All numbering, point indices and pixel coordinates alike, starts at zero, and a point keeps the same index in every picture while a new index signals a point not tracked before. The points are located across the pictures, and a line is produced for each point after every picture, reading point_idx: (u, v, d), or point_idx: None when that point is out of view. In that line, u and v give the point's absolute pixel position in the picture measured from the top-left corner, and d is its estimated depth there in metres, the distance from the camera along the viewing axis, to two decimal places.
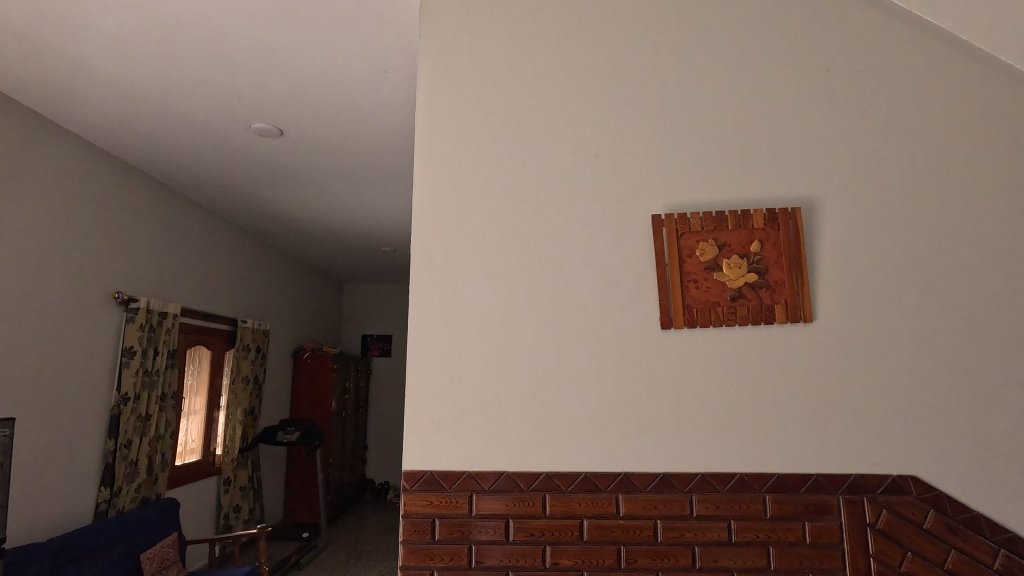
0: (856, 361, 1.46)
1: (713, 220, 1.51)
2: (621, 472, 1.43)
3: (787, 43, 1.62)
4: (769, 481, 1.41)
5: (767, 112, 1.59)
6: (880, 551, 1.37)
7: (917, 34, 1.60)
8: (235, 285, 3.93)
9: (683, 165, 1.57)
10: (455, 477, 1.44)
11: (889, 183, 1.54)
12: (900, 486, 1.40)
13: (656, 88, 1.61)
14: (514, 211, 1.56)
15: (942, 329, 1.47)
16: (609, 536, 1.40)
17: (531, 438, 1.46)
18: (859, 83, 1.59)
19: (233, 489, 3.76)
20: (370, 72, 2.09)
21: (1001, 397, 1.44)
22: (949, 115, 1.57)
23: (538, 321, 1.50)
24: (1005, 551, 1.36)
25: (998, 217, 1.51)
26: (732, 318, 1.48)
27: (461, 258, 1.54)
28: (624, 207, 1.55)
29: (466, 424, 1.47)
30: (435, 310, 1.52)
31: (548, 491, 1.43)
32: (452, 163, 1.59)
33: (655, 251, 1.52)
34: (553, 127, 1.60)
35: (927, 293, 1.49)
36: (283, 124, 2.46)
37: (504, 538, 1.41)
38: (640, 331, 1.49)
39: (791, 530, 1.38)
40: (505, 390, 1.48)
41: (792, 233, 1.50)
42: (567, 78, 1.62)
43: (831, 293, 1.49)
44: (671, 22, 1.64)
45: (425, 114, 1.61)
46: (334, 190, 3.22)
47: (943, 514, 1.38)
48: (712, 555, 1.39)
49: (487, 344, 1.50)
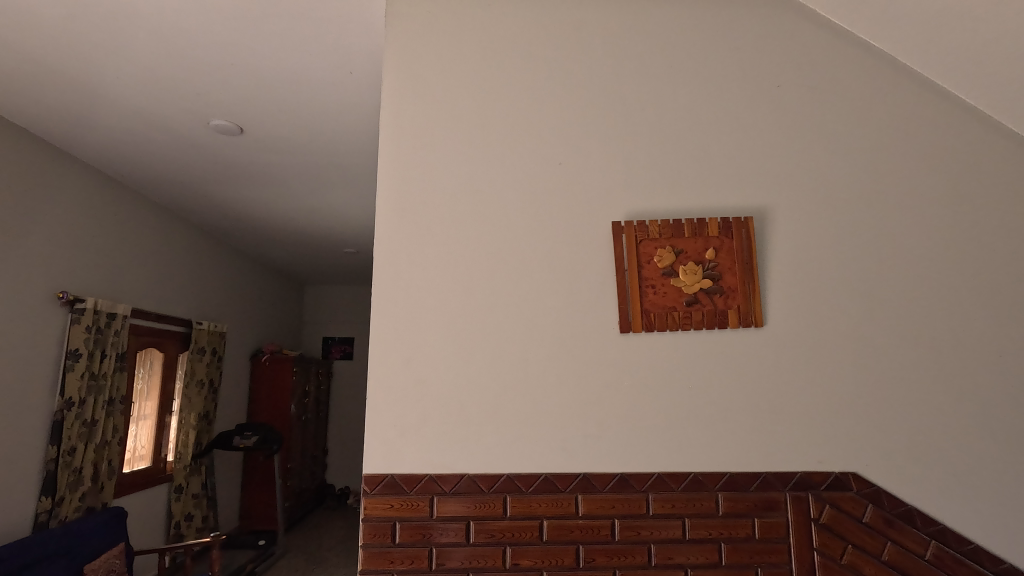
0: (804, 365, 1.53)
1: (671, 227, 1.56)
2: (580, 472, 1.46)
3: (742, 57, 1.68)
4: (722, 479, 1.47)
5: (722, 124, 1.64)
6: (823, 544, 1.45)
7: (861, 53, 1.69)
8: (190, 284, 3.80)
9: (645, 174, 1.61)
10: (416, 480, 1.45)
11: (835, 194, 1.62)
12: (843, 483, 1.48)
13: (618, 98, 1.64)
14: (479, 216, 1.57)
15: (884, 334, 1.56)
16: (568, 536, 1.43)
17: (493, 443, 1.47)
18: (808, 98, 1.66)
19: (185, 496, 3.64)
20: (335, 73, 2.05)
21: (937, 400, 1.53)
22: (890, 131, 1.65)
23: (502, 326, 1.52)
24: (936, 542, 1.46)
25: (933, 229, 1.61)
26: (688, 322, 1.53)
27: (425, 262, 1.54)
28: (587, 214, 1.58)
29: (429, 428, 1.47)
30: (398, 313, 1.52)
31: (508, 493, 1.45)
32: (416, 167, 1.58)
33: (614, 256, 1.55)
34: (517, 133, 1.62)
35: (869, 300, 1.57)
36: (242, 122, 2.39)
37: (465, 540, 1.43)
38: (599, 336, 1.53)
39: (741, 526, 1.44)
40: (468, 394, 1.49)
41: (745, 240, 1.56)
42: (533, 85, 1.64)
43: (780, 299, 1.56)
44: (632, 34, 1.68)
45: (390, 116, 1.61)
46: (297, 190, 3.15)
47: (881, 508, 1.47)
48: (667, 552, 1.43)
49: (451, 348, 1.51)
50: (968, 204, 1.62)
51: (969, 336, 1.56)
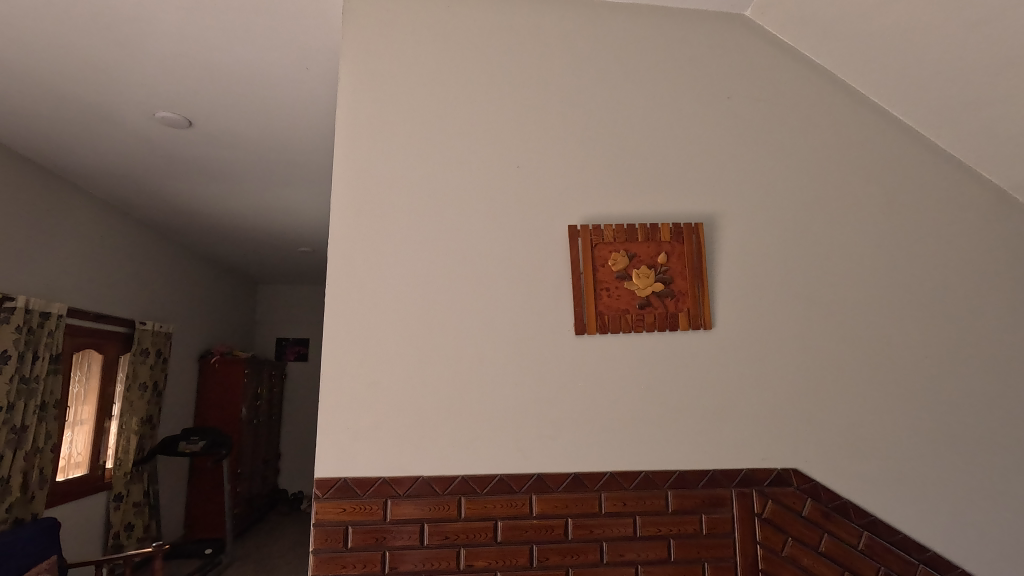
0: (749, 366, 1.60)
1: (625, 232, 1.59)
2: (535, 473, 1.48)
3: (695, 69, 1.73)
4: (671, 477, 1.51)
5: (675, 132, 1.69)
6: (766, 537, 1.51)
7: (804, 69, 1.77)
8: (133, 282, 3.63)
9: (601, 179, 1.64)
10: (370, 484, 1.43)
11: (779, 203, 1.69)
12: (785, 479, 1.55)
13: (575, 103, 1.67)
14: (436, 217, 1.57)
15: (823, 336, 1.64)
16: (522, 536, 1.44)
17: (449, 445, 1.47)
18: (755, 110, 1.74)
19: (125, 505, 3.47)
20: (289, 68, 2.01)
21: (871, 399, 1.62)
22: (830, 143, 1.74)
23: (458, 328, 1.52)
24: (868, 533, 1.55)
25: (868, 237, 1.71)
26: (640, 324, 1.57)
27: (381, 262, 1.53)
28: (544, 217, 1.60)
29: (383, 431, 1.46)
30: (353, 314, 1.50)
31: (463, 495, 1.45)
32: (373, 167, 1.57)
33: (570, 259, 1.58)
34: (475, 135, 1.62)
35: (810, 304, 1.65)
36: (192, 115, 2.31)
37: (420, 543, 1.42)
38: (555, 338, 1.55)
39: (689, 522, 1.49)
40: (423, 395, 1.49)
41: (695, 245, 1.62)
42: (492, 88, 1.65)
43: (728, 302, 1.62)
44: (590, 41, 1.71)
45: (346, 114, 1.58)
46: (249, 187, 3.06)
47: (819, 502, 1.55)
48: (618, 550, 1.46)
49: (407, 350, 1.50)
50: (900, 215, 1.73)
51: (900, 339, 1.66)
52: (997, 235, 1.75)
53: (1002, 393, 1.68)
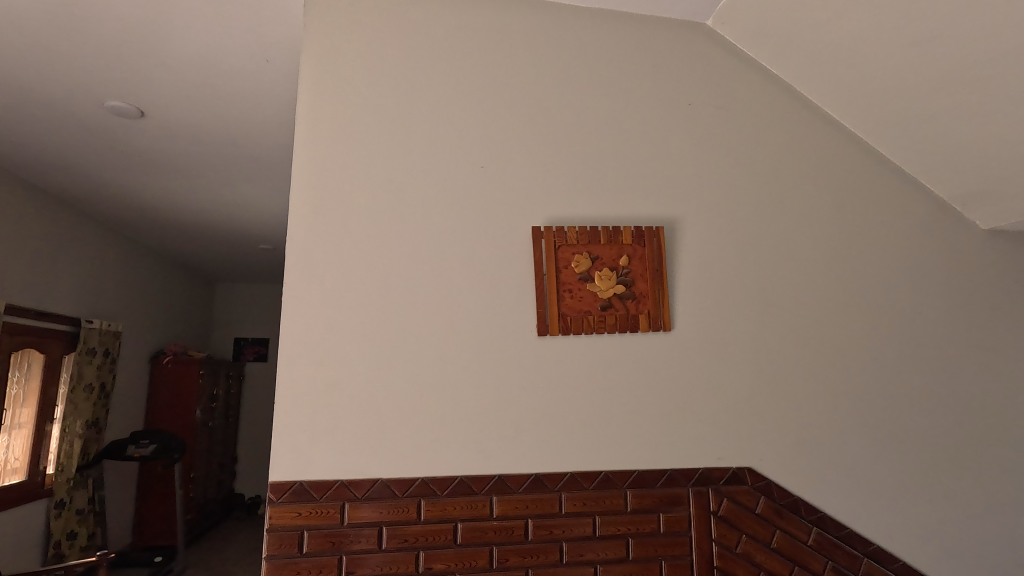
0: (707, 367, 1.63)
1: (588, 235, 1.61)
2: (496, 474, 1.48)
3: (658, 75, 1.76)
4: (631, 477, 1.53)
5: (638, 137, 1.72)
6: (721, 535, 1.54)
7: (762, 79, 1.83)
8: (80, 279, 3.46)
9: (565, 181, 1.65)
10: (327, 487, 1.40)
11: (737, 208, 1.74)
12: (740, 477, 1.59)
13: (540, 105, 1.68)
14: (399, 216, 1.55)
15: (777, 338, 1.69)
16: (482, 537, 1.44)
17: (409, 447, 1.45)
18: (716, 118, 1.78)
19: (68, 512, 3.30)
20: (248, 60, 1.95)
21: (821, 400, 1.68)
22: (786, 151, 1.80)
23: (419, 329, 1.51)
24: (817, 529, 1.60)
25: (821, 243, 1.77)
26: (602, 326, 1.58)
27: (341, 261, 1.50)
28: (507, 218, 1.60)
29: (342, 433, 1.43)
30: (311, 313, 1.46)
31: (422, 497, 1.43)
32: (334, 163, 1.54)
33: (534, 260, 1.58)
34: (440, 134, 1.61)
35: (765, 308, 1.70)
36: (144, 105, 2.22)
37: (378, 546, 1.40)
38: (517, 339, 1.55)
39: (647, 521, 1.51)
40: (383, 396, 1.46)
41: (656, 249, 1.64)
42: (457, 88, 1.64)
43: (687, 305, 1.66)
44: (556, 44, 1.72)
45: (306, 108, 1.55)
46: (206, 181, 2.96)
47: (772, 500, 1.59)
48: (578, 550, 1.47)
49: (367, 350, 1.47)
50: (850, 223, 1.80)
51: (849, 342, 1.73)
52: (938, 243, 1.85)
53: (942, 393, 1.76)
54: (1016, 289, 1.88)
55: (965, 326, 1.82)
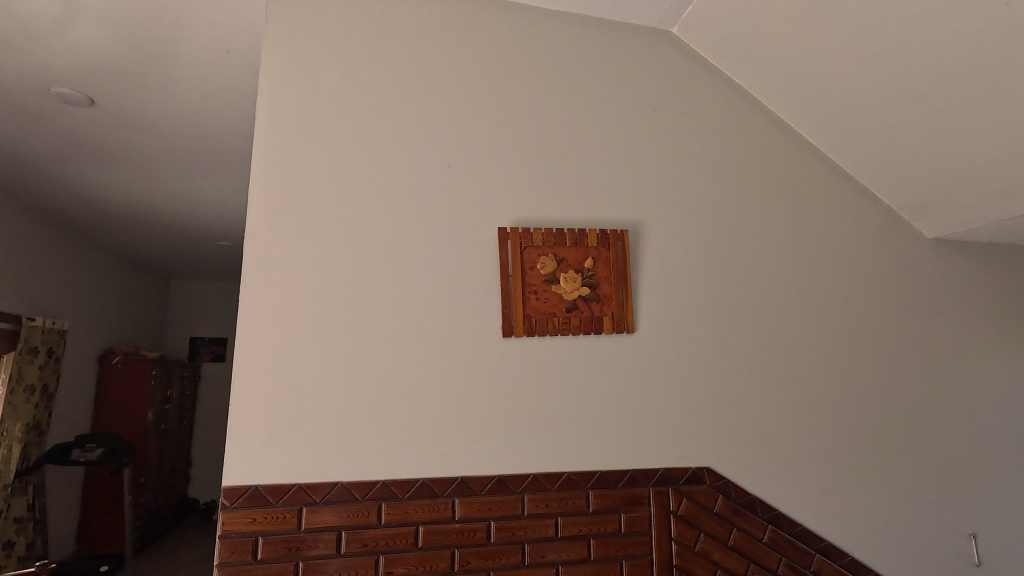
0: (668, 369, 1.66)
1: (554, 236, 1.61)
2: (458, 476, 1.46)
3: (623, 80, 1.79)
4: (593, 478, 1.54)
5: (604, 141, 1.74)
6: (680, 534, 1.57)
7: (724, 87, 1.87)
8: (22, 274, 3.28)
9: (531, 182, 1.65)
10: (284, 491, 1.36)
11: (700, 213, 1.78)
12: (699, 477, 1.62)
13: (508, 106, 1.68)
14: (363, 214, 1.52)
15: (736, 341, 1.73)
16: (444, 540, 1.42)
17: (370, 449, 1.43)
18: (680, 124, 1.81)
19: (4, 521, 3.11)
20: (207, 50, 1.89)
21: (777, 400, 1.73)
22: (746, 159, 1.85)
23: (382, 329, 1.48)
24: (772, 526, 1.65)
25: (779, 249, 1.82)
26: (567, 328, 1.59)
27: (302, 260, 1.46)
28: (473, 218, 1.59)
29: (300, 435, 1.39)
30: (269, 312, 1.42)
31: (383, 500, 1.41)
32: (296, 158, 1.50)
33: (499, 261, 1.58)
34: (405, 132, 1.59)
35: (725, 311, 1.74)
36: (93, 93, 2.12)
37: (337, 551, 1.37)
38: (482, 340, 1.54)
39: (608, 521, 1.53)
40: (344, 398, 1.43)
41: (620, 252, 1.66)
42: (423, 86, 1.62)
43: (650, 308, 1.68)
44: (523, 45, 1.72)
45: (267, 101, 1.51)
46: (160, 174, 2.84)
47: (729, 499, 1.63)
48: (540, 551, 1.47)
49: (328, 350, 1.44)
50: (807, 230, 1.86)
51: (804, 345, 1.79)
52: (886, 251, 1.93)
53: (890, 394, 1.84)
54: (957, 295, 1.98)
55: (911, 330, 1.90)
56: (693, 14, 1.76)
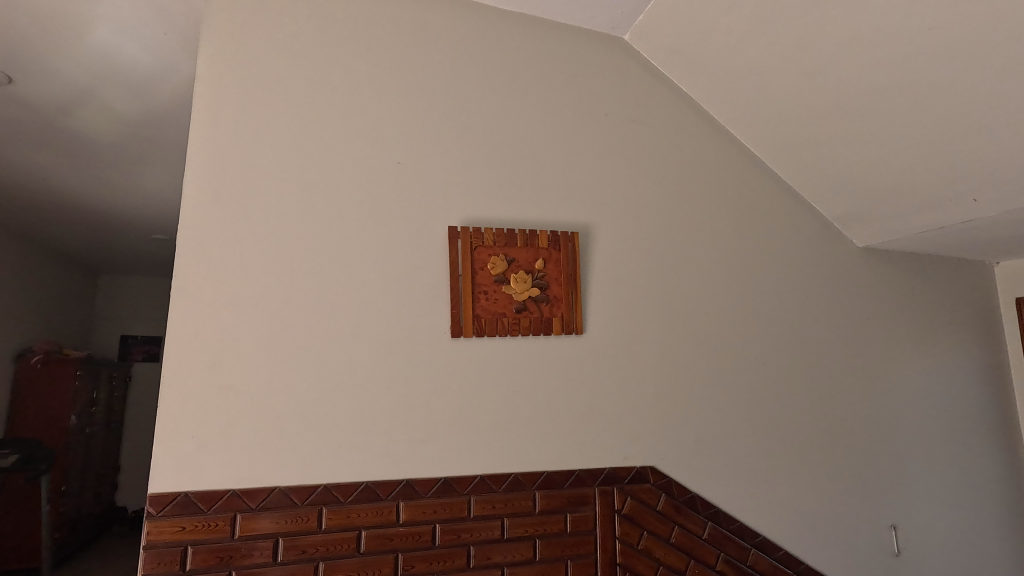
0: (615, 370, 1.68)
1: (505, 237, 1.61)
2: (403, 479, 1.44)
3: (576, 84, 1.80)
4: (540, 478, 1.55)
5: (556, 143, 1.75)
6: (624, 532, 1.59)
7: (673, 95, 1.92)
8: None
9: (484, 182, 1.65)
10: (216, 498, 1.29)
11: (648, 217, 1.81)
12: (643, 476, 1.65)
13: (461, 105, 1.66)
14: (307, 208, 1.47)
15: (681, 342, 1.78)
16: (387, 545, 1.39)
17: (311, 452, 1.38)
18: (630, 129, 1.84)
19: None
20: (142, 31, 1.78)
21: (718, 400, 1.79)
22: (693, 166, 1.90)
23: (326, 327, 1.44)
24: (711, 523, 1.70)
25: (722, 254, 1.88)
26: (516, 328, 1.59)
27: (241, 255, 1.40)
28: (423, 217, 1.57)
29: (235, 438, 1.33)
30: (203, 309, 1.35)
31: (324, 505, 1.36)
32: (236, 149, 1.43)
33: (449, 260, 1.56)
34: (354, 125, 1.55)
35: (670, 314, 1.78)
36: (11, 71, 1.96)
37: (273, 559, 1.31)
38: (430, 340, 1.52)
39: (554, 521, 1.54)
40: (284, 399, 1.38)
41: (570, 253, 1.68)
42: (373, 79, 1.59)
43: (599, 310, 1.70)
44: (476, 44, 1.71)
45: (205, 88, 1.43)
46: (89, 161, 2.66)
47: (672, 497, 1.67)
48: (485, 553, 1.46)
49: (267, 349, 1.38)
50: (748, 236, 1.93)
51: (744, 346, 1.85)
52: (821, 258, 2.03)
53: (822, 394, 1.93)
54: (883, 301, 2.11)
55: (842, 333, 2.01)
56: (645, 23, 1.79)
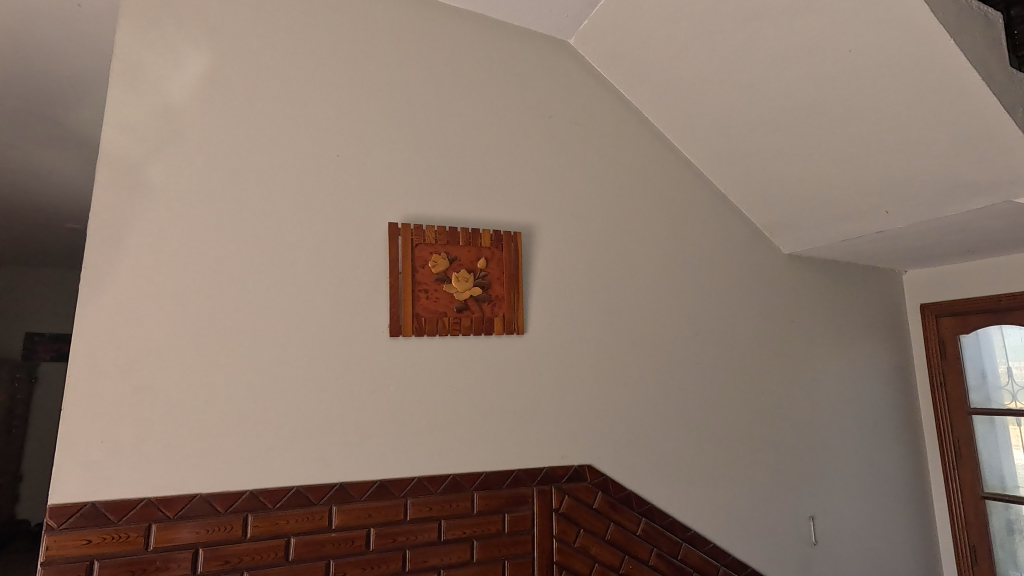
0: (555, 370, 1.70)
1: (447, 235, 1.59)
2: (336, 483, 1.39)
3: (522, 84, 1.81)
4: (478, 479, 1.54)
5: (500, 143, 1.75)
6: (561, 531, 1.61)
7: (615, 101, 1.97)
8: None
9: (426, 179, 1.62)
10: (129, 507, 1.21)
11: (589, 219, 1.84)
12: (580, 475, 1.68)
13: (404, 99, 1.63)
14: (237, 199, 1.39)
15: (619, 342, 1.82)
16: (318, 551, 1.33)
17: (236, 456, 1.31)
18: (573, 132, 1.87)
19: None
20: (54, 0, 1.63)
21: (653, 399, 1.84)
22: (633, 170, 1.95)
23: (255, 325, 1.37)
24: (645, 519, 1.74)
25: (659, 257, 1.94)
26: (457, 328, 1.57)
27: (162, 246, 1.31)
28: (362, 212, 1.52)
29: (151, 443, 1.24)
30: (117, 304, 1.25)
31: (249, 512, 1.30)
32: (158, 133, 1.34)
33: (389, 258, 1.52)
34: (291, 114, 1.48)
35: (609, 315, 1.82)
36: None
37: (192, 572, 1.23)
38: (367, 339, 1.47)
39: (492, 522, 1.53)
40: (207, 400, 1.30)
41: (513, 253, 1.68)
42: (312, 66, 1.53)
43: (540, 310, 1.71)
44: (421, 38, 1.68)
45: (125, 66, 1.33)
46: None
47: (608, 494, 1.70)
48: (421, 556, 1.43)
49: (190, 347, 1.30)
50: (684, 240, 2.00)
51: (679, 346, 1.92)
52: (750, 263, 2.13)
53: (749, 392, 2.03)
54: (805, 305, 2.24)
55: (768, 334, 2.11)
56: (590, 28, 1.82)
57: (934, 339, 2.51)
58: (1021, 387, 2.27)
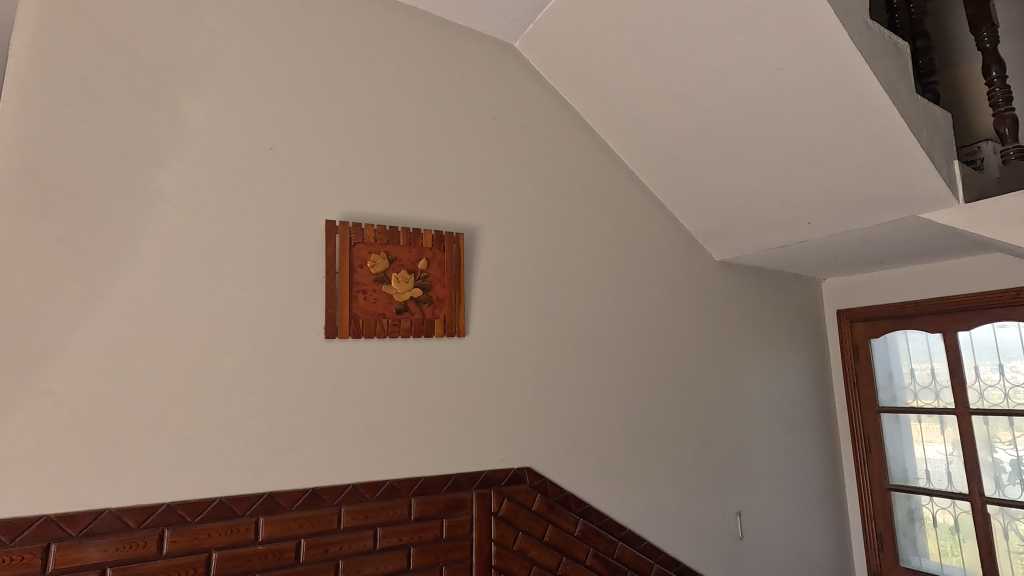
0: (495, 372, 1.69)
1: (387, 234, 1.55)
2: (264, 493, 1.32)
3: (466, 84, 1.79)
4: (416, 484, 1.51)
5: (443, 142, 1.72)
6: (499, 534, 1.60)
7: (559, 106, 1.99)
8: None
9: (367, 176, 1.57)
10: (25, 526, 1.09)
11: (531, 221, 1.85)
12: (519, 477, 1.68)
13: (345, 94, 1.58)
14: (158, 191, 1.30)
15: (559, 344, 1.83)
16: (242, 566, 1.26)
17: (151, 467, 1.22)
18: (517, 135, 1.87)
19: None
20: None
21: (591, 400, 1.87)
22: (575, 175, 1.98)
23: (176, 326, 1.27)
24: (582, 519, 1.76)
25: (599, 261, 1.98)
26: (396, 329, 1.53)
27: (70, 238, 1.20)
28: (298, 209, 1.46)
29: (52, 454, 1.13)
30: (14, 303, 1.14)
31: (166, 526, 1.21)
32: (65, 118, 1.23)
33: (326, 256, 1.46)
34: (220, 103, 1.40)
35: (550, 317, 1.83)
36: None
37: None
38: (300, 341, 1.41)
39: (430, 528, 1.50)
40: (120, 407, 1.20)
41: (455, 255, 1.66)
42: (245, 54, 1.45)
43: (481, 312, 1.70)
44: (363, 32, 1.63)
45: (27, 40, 1.21)
46: None
47: (546, 496, 1.71)
48: (355, 566, 1.38)
49: (99, 350, 1.20)
50: (623, 246, 2.05)
51: (616, 348, 1.96)
52: (684, 269, 2.21)
53: (681, 392, 2.10)
54: (735, 310, 2.35)
55: (700, 337, 2.20)
56: (534, 33, 1.83)
57: (848, 343, 2.69)
58: (922, 387, 2.47)
